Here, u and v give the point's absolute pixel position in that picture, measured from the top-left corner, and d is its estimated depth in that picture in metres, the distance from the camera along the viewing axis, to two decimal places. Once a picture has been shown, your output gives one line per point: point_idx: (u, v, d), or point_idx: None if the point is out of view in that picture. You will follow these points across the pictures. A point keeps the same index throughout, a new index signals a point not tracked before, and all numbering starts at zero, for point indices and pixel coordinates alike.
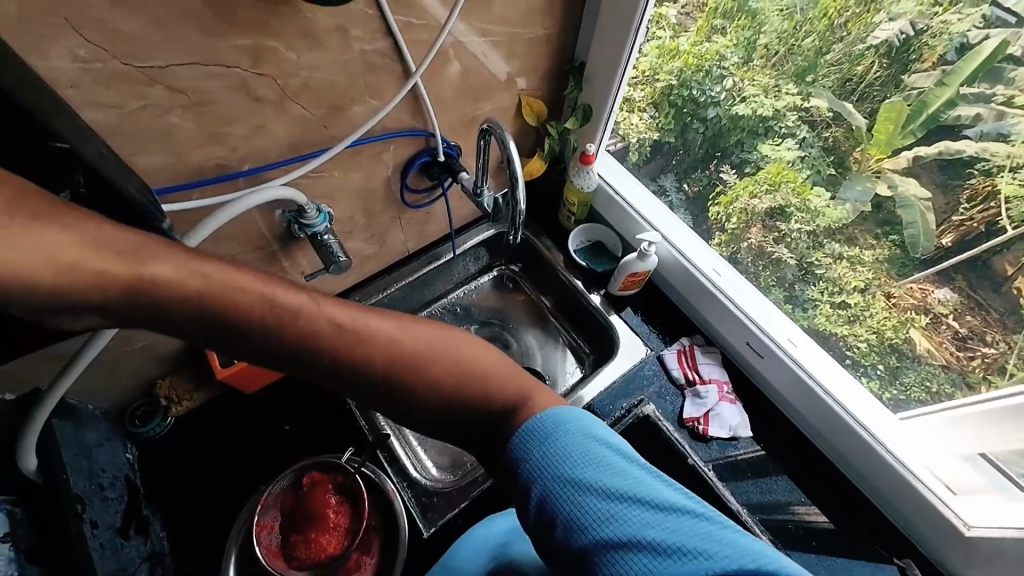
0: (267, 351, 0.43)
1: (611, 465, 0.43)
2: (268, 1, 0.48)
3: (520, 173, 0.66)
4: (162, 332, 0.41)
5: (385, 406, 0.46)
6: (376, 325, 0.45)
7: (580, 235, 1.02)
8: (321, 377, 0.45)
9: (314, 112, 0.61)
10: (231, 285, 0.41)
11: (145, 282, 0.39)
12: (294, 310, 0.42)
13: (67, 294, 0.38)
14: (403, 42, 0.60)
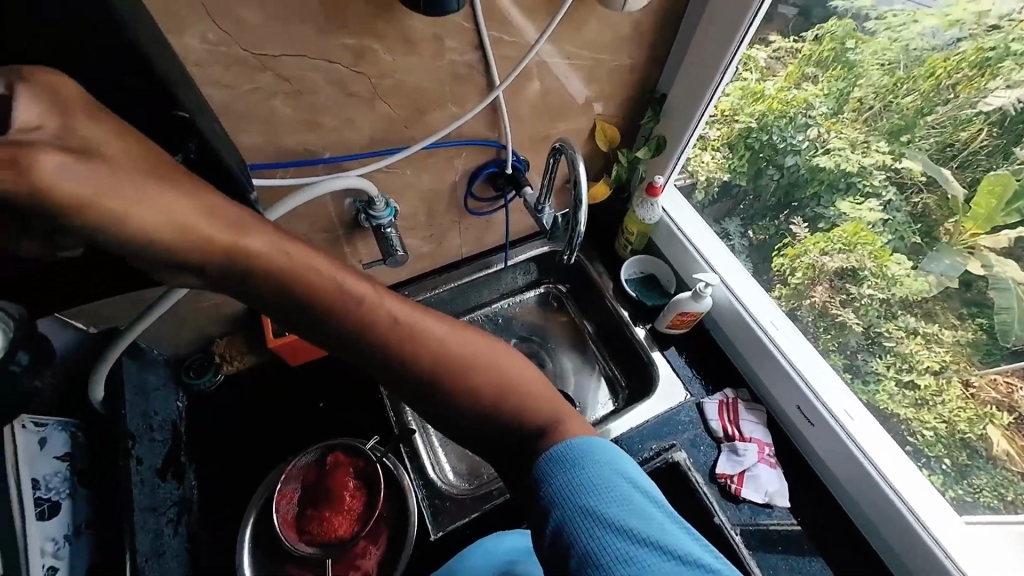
0: (330, 333, 0.46)
1: (637, 505, 0.41)
2: (377, 6, 0.52)
3: (585, 195, 0.66)
4: (246, 300, 0.45)
5: (426, 406, 0.48)
6: (428, 323, 0.47)
7: (633, 265, 1.01)
8: (373, 367, 0.47)
9: (399, 112, 0.64)
10: (309, 267, 0.44)
11: (240, 253, 0.42)
12: (358, 297, 0.45)
13: (167, 257, 0.41)
14: (492, 57, 0.63)
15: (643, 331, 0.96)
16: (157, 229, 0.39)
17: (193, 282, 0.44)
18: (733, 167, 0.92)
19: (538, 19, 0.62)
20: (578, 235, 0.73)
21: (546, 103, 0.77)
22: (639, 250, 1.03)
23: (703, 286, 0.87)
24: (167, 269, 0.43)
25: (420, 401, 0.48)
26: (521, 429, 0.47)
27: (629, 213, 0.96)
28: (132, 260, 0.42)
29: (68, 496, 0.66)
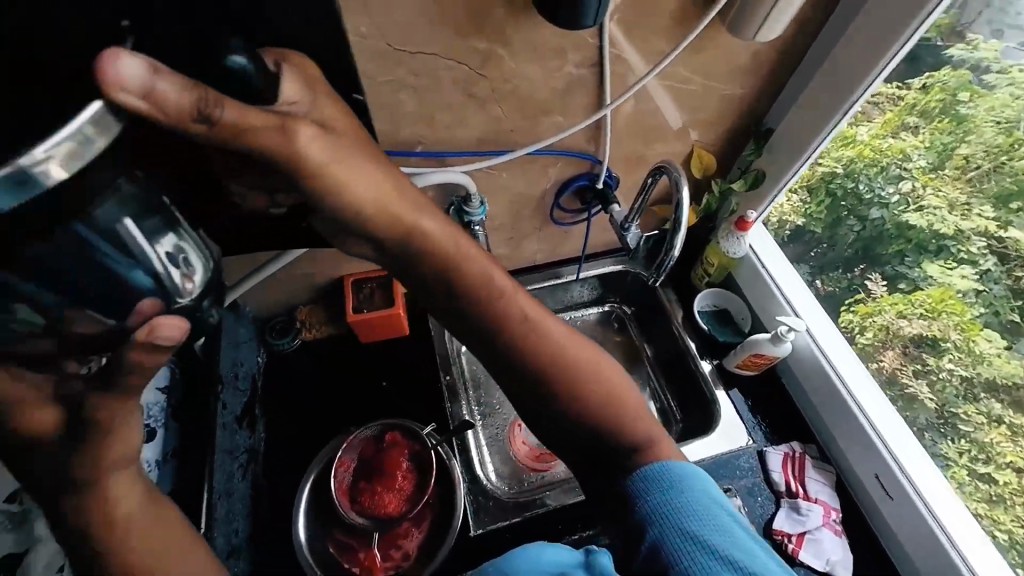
0: (464, 317, 0.52)
1: (740, 538, 0.40)
2: (513, 14, 0.54)
3: (685, 218, 0.65)
4: (408, 278, 0.53)
5: (530, 403, 0.52)
6: (554, 326, 0.52)
7: (707, 298, 0.98)
8: (492, 356, 0.52)
9: (509, 117, 0.66)
10: (469, 256, 0.52)
11: (418, 234, 0.50)
12: (499, 289, 0.52)
13: (359, 227, 0.48)
14: (608, 73, 0.64)
15: (708, 366, 0.92)
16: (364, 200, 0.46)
17: (363, 252, 0.52)
18: (807, 214, 0.90)
19: (661, 42, 0.62)
20: (670, 258, 0.73)
21: (648, 123, 0.77)
22: (715, 282, 1.00)
23: (784, 330, 0.83)
24: (352, 237, 0.50)
25: (525, 397, 0.52)
26: (613, 446, 0.49)
27: (710, 244, 0.94)
28: (326, 225, 0.50)
29: (162, 426, 0.71)
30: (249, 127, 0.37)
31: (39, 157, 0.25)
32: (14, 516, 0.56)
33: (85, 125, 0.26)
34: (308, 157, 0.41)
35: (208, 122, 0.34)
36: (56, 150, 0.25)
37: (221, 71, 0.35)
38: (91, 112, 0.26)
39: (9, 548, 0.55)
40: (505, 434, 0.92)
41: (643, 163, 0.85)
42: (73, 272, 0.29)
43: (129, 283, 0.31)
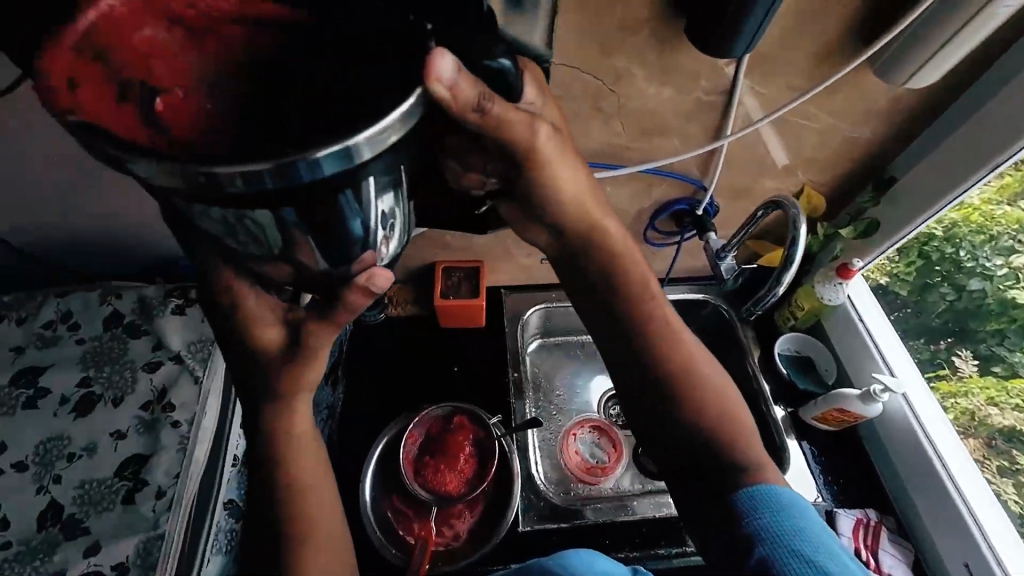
0: (613, 313, 0.54)
1: (844, 562, 0.45)
2: (659, 37, 0.56)
3: (798, 255, 0.68)
4: (563, 270, 0.56)
5: (652, 403, 0.54)
6: (691, 338, 0.56)
7: (789, 342, 0.94)
8: (629, 350, 0.54)
9: (627, 133, 0.68)
10: (632, 258, 0.55)
11: (597, 231, 0.53)
12: (652, 294, 0.55)
13: (546, 214, 0.51)
14: (735, 101, 0.65)
15: (781, 413, 0.89)
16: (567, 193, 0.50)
17: (535, 236, 0.54)
18: (886, 271, 0.90)
19: (793, 77, 0.63)
20: (777, 293, 0.75)
21: (762, 156, 0.76)
22: (799, 327, 0.97)
23: (878, 389, 0.79)
24: (529, 219, 0.52)
25: (649, 396, 0.54)
26: (726, 461, 0.52)
27: (803, 286, 0.90)
28: (512, 209, 0.52)
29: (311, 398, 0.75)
30: (507, 123, 0.38)
31: (359, 141, 0.26)
32: (146, 422, 0.65)
33: (403, 117, 0.28)
34: (544, 152, 0.45)
35: (480, 115, 0.34)
36: (377, 139, 0.27)
37: (485, 69, 0.33)
38: (410, 105, 0.28)
39: (140, 447, 0.64)
40: (557, 441, 0.92)
41: (747, 196, 0.84)
42: (331, 225, 0.32)
43: (368, 242, 0.35)
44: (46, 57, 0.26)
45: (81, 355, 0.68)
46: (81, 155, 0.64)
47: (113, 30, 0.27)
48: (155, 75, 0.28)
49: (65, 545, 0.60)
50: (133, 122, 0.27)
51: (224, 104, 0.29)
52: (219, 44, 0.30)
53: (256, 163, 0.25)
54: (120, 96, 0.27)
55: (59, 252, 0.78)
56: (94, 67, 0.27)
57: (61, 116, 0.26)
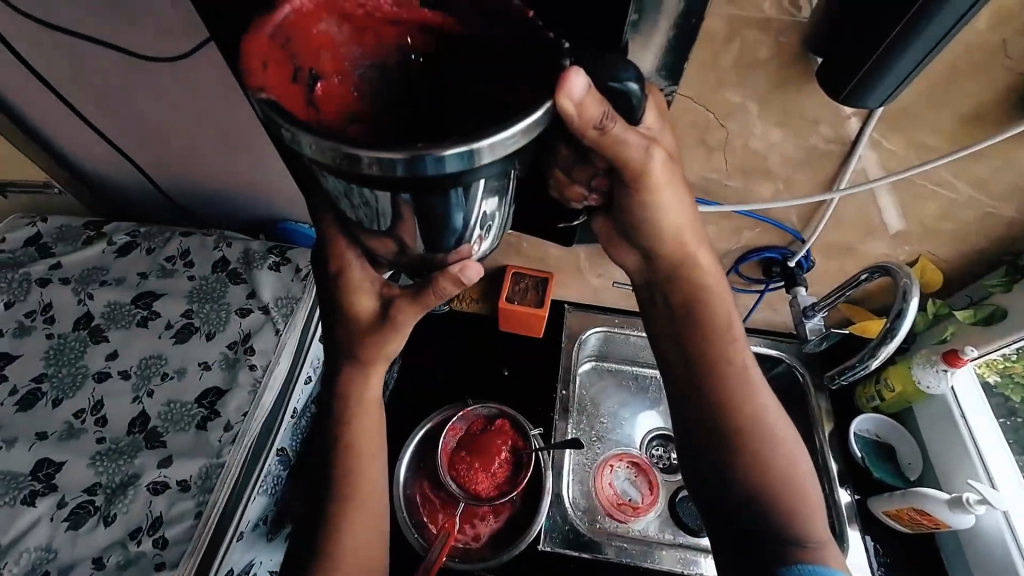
0: (689, 346, 0.55)
1: None
2: (783, 77, 0.54)
3: (901, 332, 0.62)
4: (648, 293, 0.57)
5: (707, 446, 0.55)
6: (764, 391, 0.55)
7: (869, 423, 0.85)
8: (698, 389, 0.55)
9: (729, 170, 0.65)
10: (720, 297, 0.55)
11: (688, 261, 0.54)
12: (733, 336, 0.55)
13: (639, 236, 0.52)
14: (856, 154, 0.61)
15: (848, 498, 0.80)
16: (665, 227, 0.51)
17: (626, 258, 0.56)
18: (999, 369, 0.81)
19: (930, 136, 0.58)
20: (869, 367, 0.67)
21: (875, 217, 0.70)
22: (884, 411, 0.87)
23: (972, 498, 0.71)
24: (622, 240, 0.54)
25: (708, 439, 0.55)
26: (775, 532, 0.51)
27: (895, 364, 0.82)
28: (605, 223, 0.54)
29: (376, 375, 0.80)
30: (621, 144, 0.39)
31: (483, 146, 0.28)
32: (228, 360, 0.72)
33: (526, 129, 0.29)
34: (654, 173, 0.44)
35: (600, 134, 0.36)
36: (498, 144, 0.28)
37: (612, 90, 0.34)
38: (536, 118, 0.30)
39: (219, 381, 0.71)
40: (592, 469, 0.90)
41: (850, 256, 0.77)
42: (439, 219, 0.34)
43: (465, 237, 0.37)
44: (250, 41, 0.30)
45: (189, 289, 0.77)
46: (225, 117, 0.71)
47: (303, 24, 0.31)
48: (321, 58, 0.32)
49: (144, 452, 0.67)
50: (297, 100, 0.31)
51: (370, 99, 0.32)
52: (378, 44, 0.33)
53: (392, 151, 0.27)
54: (293, 77, 0.31)
55: (190, 197, 0.89)
56: (279, 50, 0.31)
57: (252, 94, 0.29)
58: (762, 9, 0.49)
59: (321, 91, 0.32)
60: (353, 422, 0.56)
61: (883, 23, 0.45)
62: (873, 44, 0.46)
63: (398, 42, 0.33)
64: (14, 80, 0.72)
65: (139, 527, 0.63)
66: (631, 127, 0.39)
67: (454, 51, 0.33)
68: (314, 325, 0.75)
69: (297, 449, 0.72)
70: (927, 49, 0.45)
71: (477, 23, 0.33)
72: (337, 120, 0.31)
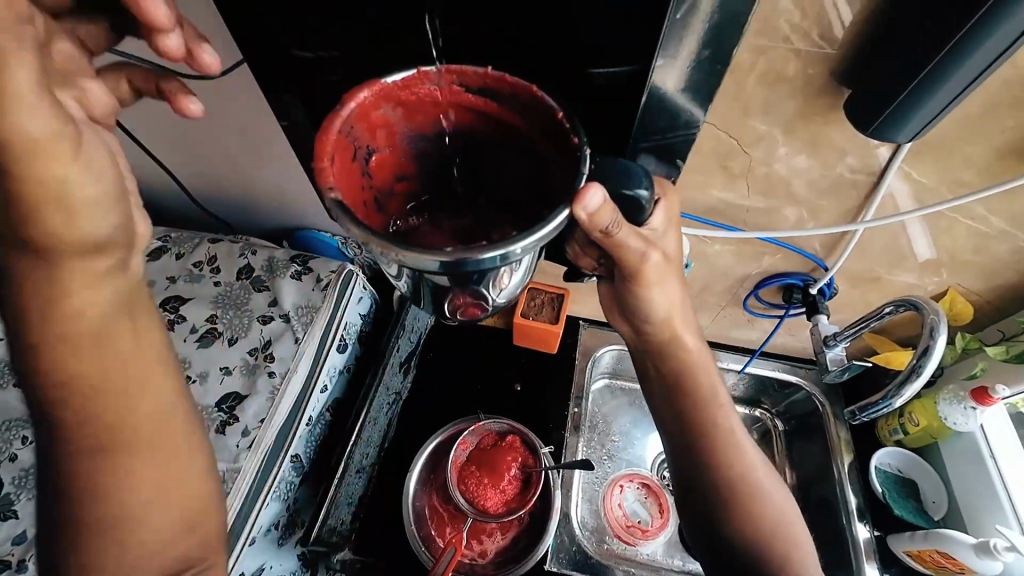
0: (680, 410, 0.54)
1: None
2: (812, 108, 0.54)
3: (929, 369, 0.60)
4: (642, 364, 0.57)
5: (707, 494, 0.54)
6: (751, 447, 0.55)
7: (891, 457, 0.84)
8: (688, 450, 0.54)
9: (752, 196, 0.65)
10: (705, 366, 0.55)
11: (688, 322, 0.54)
12: (722, 402, 0.55)
13: (633, 314, 0.53)
14: (884, 186, 0.60)
15: (866, 534, 0.78)
16: (660, 305, 0.51)
17: (618, 327, 0.56)
18: None
19: (963, 170, 0.57)
20: (892, 405, 0.65)
21: (901, 247, 0.68)
22: (906, 445, 0.86)
23: (999, 544, 0.68)
24: (620, 314, 0.54)
25: (702, 494, 0.54)
26: None
27: (921, 397, 0.81)
28: (604, 293, 0.55)
29: (403, 390, 0.86)
30: (624, 245, 0.42)
31: (518, 248, 0.33)
32: (249, 366, 0.74)
33: (552, 232, 0.34)
34: (668, 241, 0.46)
35: (604, 236, 0.39)
36: (528, 246, 0.33)
37: (623, 199, 0.38)
38: (556, 224, 0.34)
39: (239, 386, 0.73)
40: (601, 489, 0.90)
41: (876, 285, 0.75)
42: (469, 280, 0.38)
43: (492, 285, 0.40)
44: (321, 138, 0.34)
45: (214, 295, 0.79)
46: (252, 127, 0.73)
47: (363, 113, 0.36)
48: (375, 137, 0.38)
49: None
50: (356, 177, 0.37)
51: (415, 163, 0.42)
52: (424, 122, 0.39)
53: (438, 253, 0.32)
54: (355, 157, 0.37)
55: (217, 205, 0.92)
56: (344, 143, 0.35)
57: (323, 192, 0.34)
58: (791, 42, 0.48)
59: (376, 164, 0.39)
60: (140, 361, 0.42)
61: (916, 59, 0.44)
62: (900, 81, 0.45)
63: (440, 118, 0.39)
64: None
65: None
66: (635, 230, 0.43)
67: (489, 125, 0.39)
68: (333, 332, 0.77)
69: (310, 457, 0.75)
70: (961, 86, 0.44)
71: (515, 110, 0.37)
72: (387, 183, 0.41)
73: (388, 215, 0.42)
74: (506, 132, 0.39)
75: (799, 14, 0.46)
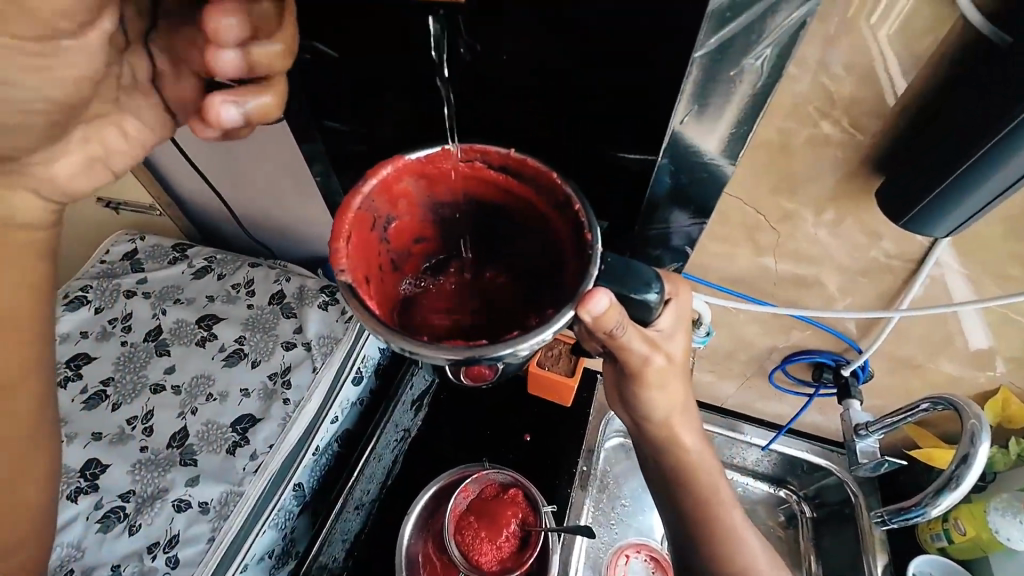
0: (677, 505, 0.53)
1: None
2: (844, 189, 0.52)
3: (969, 480, 0.55)
4: (642, 450, 0.56)
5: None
6: (756, 548, 0.52)
7: (931, 567, 0.75)
8: (687, 545, 0.53)
9: (780, 270, 0.63)
10: (705, 463, 0.53)
11: (691, 415, 0.53)
12: (722, 499, 0.53)
13: (633, 410, 0.53)
14: (922, 274, 0.57)
15: None
16: (659, 409, 0.51)
17: (619, 413, 0.56)
18: None
19: (1010, 265, 0.54)
20: (927, 514, 0.59)
21: (945, 338, 0.64)
22: (952, 555, 0.77)
23: None
24: (621, 407, 0.55)
25: None
26: None
27: (968, 503, 0.73)
28: (607, 381, 0.55)
29: (413, 428, 0.86)
30: (630, 343, 0.43)
31: (520, 348, 0.36)
32: (267, 390, 0.77)
33: (558, 329, 0.37)
34: (675, 340, 0.47)
35: (609, 336, 0.41)
36: (533, 344, 0.36)
37: (630, 300, 0.40)
38: (562, 321, 0.37)
39: (255, 409, 0.76)
40: (606, 556, 0.85)
41: (916, 373, 0.70)
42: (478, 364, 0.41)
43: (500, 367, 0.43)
44: (342, 213, 0.38)
45: (245, 317, 0.84)
46: (300, 169, 0.79)
47: (386, 187, 0.40)
48: (396, 207, 0.42)
49: (177, 467, 0.72)
50: (374, 244, 0.41)
51: (433, 227, 0.45)
52: (443, 191, 0.43)
53: (448, 351, 0.35)
54: (374, 228, 0.41)
55: (259, 231, 0.98)
56: (364, 217, 0.39)
57: (338, 273, 0.38)
58: (821, 127, 0.48)
59: (393, 231, 0.43)
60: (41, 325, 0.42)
61: (962, 146, 0.41)
62: (938, 173, 0.43)
63: (458, 188, 0.43)
64: None
65: (157, 542, 0.67)
66: (642, 329, 0.44)
67: (506, 199, 0.43)
68: (350, 363, 0.79)
69: (312, 486, 0.75)
70: (1021, 171, 0.40)
71: (532, 188, 0.41)
72: (405, 246, 0.45)
73: (402, 275, 0.45)
74: (522, 205, 0.43)
75: (829, 102, 0.46)
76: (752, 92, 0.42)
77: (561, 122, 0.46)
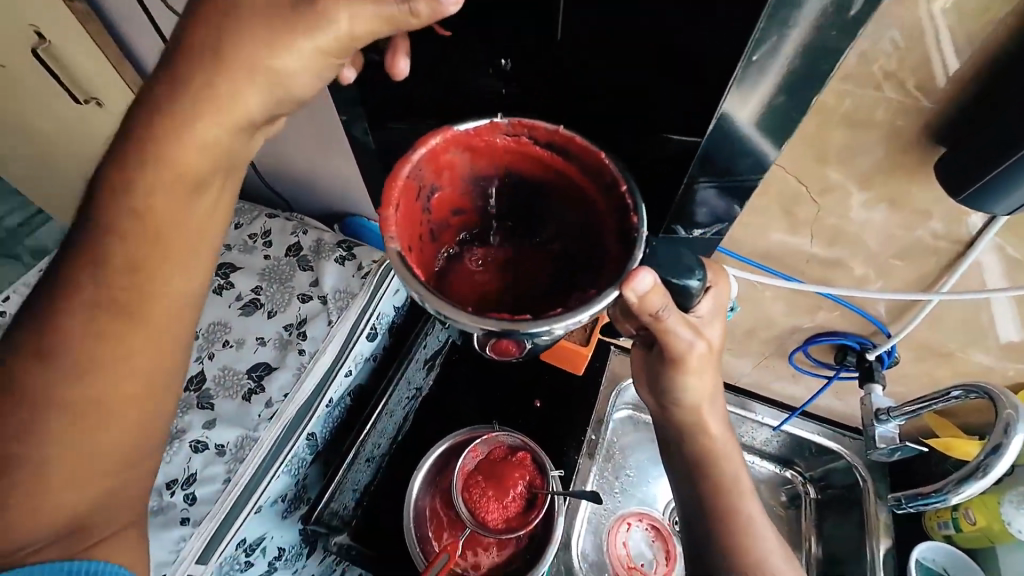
0: (692, 480, 0.53)
1: None
2: (897, 161, 0.49)
3: (1000, 470, 0.53)
4: (660, 424, 0.56)
5: (716, 563, 0.51)
6: (770, 540, 0.51)
7: (937, 553, 0.74)
8: (699, 526, 0.52)
9: (814, 245, 0.60)
10: (726, 452, 0.53)
11: (716, 400, 0.52)
12: (738, 477, 0.52)
13: (661, 394, 0.52)
14: (970, 257, 0.54)
15: None
16: (690, 395, 0.50)
17: (645, 398, 0.55)
18: None
19: None
20: (947, 501, 0.58)
21: (980, 326, 0.61)
22: (959, 544, 0.77)
23: None
24: (647, 390, 0.54)
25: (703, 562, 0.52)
26: None
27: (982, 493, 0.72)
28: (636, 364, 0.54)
29: (423, 386, 0.86)
30: (671, 327, 0.43)
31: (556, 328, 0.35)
32: (282, 340, 0.77)
33: (598, 311, 0.36)
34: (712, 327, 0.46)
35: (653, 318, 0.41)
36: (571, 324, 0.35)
37: (673, 285, 0.42)
38: (605, 301, 0.36)
39: (271, 358, 0.76)
40: (607, 522, 0.87)
41: (945, 361, 0.68)
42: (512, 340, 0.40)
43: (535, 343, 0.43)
44: (391, 181, 0.37)
45: (262, 267, 0.83)
46: (331, 134, 0.77)
47: (433, 157, 0.39)
48: (440, 178, 0.40)
49: (194, 409, 0.73)
50: (416, 213, 0.40)
51: (474, 201, 0.44)
52: (487, 165, 0.42)
53: (489, 322, 0.34)
54: (419, 198, 0.40)
55: (278, 183, 0.97)
56: (412, 185, 0.38)
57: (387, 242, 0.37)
58: (882, 90, 0.45)
59: (435, 202, 0.42)
60: (157, 305, 0.39)
61: None
62: (1006, 144, 0.40)
63: (503, 163, 0.42)
64: (141, 35, 0.77)
65: (175, 479, 0.69)
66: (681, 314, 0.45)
67: (550, 176, 0.42)
68: (366, 318, 0.78)
69: (324, 436, 0.76)
70: None
71: (578, 167, 0.40)
72: (445, 218, 0.43)
73: (438, 246, 0.44)
74: (567, 183, 0.41)
75: (896, 62, 0.43)
76: (804, 45, 0.36)
77: (561, 122, 0.45)
